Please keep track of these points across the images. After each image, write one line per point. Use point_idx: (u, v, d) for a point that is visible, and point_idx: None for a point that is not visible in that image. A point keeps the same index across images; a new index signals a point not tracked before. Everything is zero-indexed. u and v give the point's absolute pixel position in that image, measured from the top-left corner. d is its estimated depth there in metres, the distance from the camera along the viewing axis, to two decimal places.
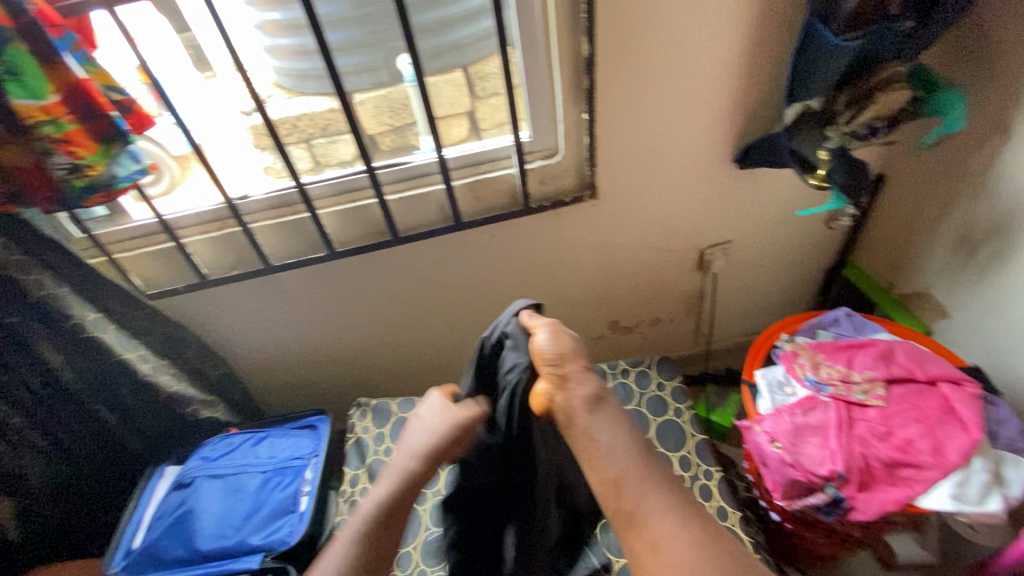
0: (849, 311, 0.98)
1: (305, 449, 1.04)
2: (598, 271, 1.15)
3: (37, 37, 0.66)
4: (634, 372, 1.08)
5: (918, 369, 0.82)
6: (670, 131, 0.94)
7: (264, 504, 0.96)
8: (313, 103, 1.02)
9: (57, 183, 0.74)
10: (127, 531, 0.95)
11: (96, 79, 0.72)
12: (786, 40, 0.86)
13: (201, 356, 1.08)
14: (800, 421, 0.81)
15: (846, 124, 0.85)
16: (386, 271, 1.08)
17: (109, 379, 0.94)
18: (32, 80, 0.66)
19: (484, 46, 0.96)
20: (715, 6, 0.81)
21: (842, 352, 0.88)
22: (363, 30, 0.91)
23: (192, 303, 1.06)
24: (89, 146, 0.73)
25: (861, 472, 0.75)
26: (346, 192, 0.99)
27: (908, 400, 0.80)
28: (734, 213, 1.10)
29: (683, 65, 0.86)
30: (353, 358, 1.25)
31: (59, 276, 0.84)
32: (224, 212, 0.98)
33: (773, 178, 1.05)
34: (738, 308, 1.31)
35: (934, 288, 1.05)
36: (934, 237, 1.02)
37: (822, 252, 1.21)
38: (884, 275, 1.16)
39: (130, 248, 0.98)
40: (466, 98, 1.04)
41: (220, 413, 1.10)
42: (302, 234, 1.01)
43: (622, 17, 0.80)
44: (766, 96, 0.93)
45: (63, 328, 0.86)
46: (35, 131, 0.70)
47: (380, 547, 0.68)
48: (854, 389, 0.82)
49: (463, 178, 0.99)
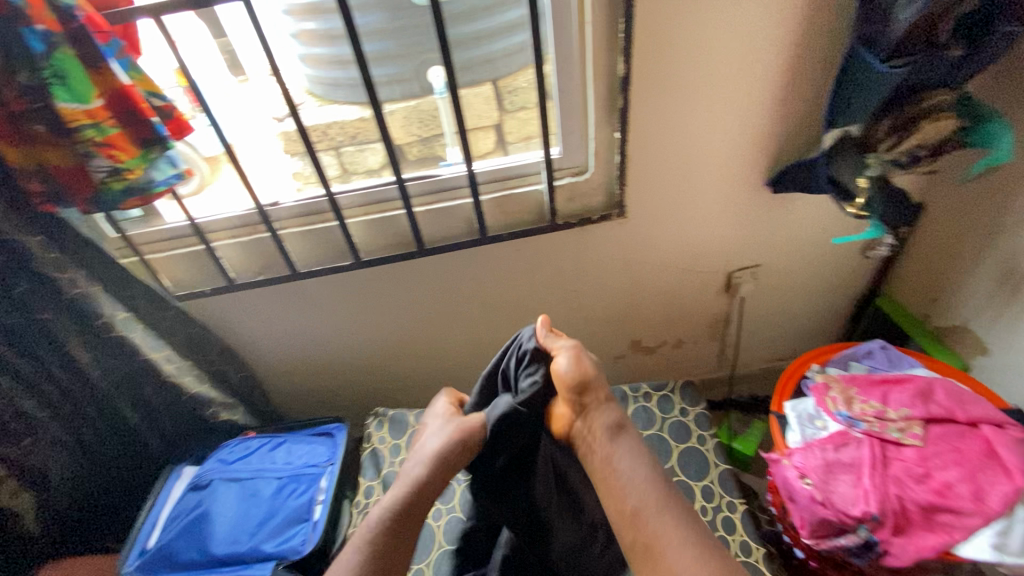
0: (884, 344, 0.95)
1: (321, 457, 1.04)
2: (623, 290, 1.14)
3: (86, 42, 0.67)
4: (656, 396, 1.06)
5: (958, 410, 0.79)
6: (703, 153, 0.93)
7: (278, 511, 0.95)
8: (343, 112, 1.05)
9: (96, 185, 0.76)
10: (142, 531, 0.95)
11: (139, 85, 0.74)
12: (827, 65, 0.85)
13: (224, 358, 1.10)
14: (831, 458, 0.79)
15: (886, 152, 0.83)
16: (410, 282, 1.08)
17: (134, 377, 0.95)
18: (77, 84, 0.68)
19: (516, 60, 0.98)
20: (755, 29, 0.80)
21: (877, 387, 0.86)
22: (399, 41, 0.92)
23: (217, 306, 1.07)
24: (130, 151, 0.75)
25: (897, 515, 0.72)
26: (374, 202, 1.00)
27: (948, 441, 0.77)
28: (765, 237, 1.08)
29: (720, 86, 0.85)
30: (372, 366, 1.25)
31: (90, 274, 0.86)
32: (254, 218, 0.99)
33: (806, 204, 1.03)
34: (764, 333, 1.28)
35: (974, 323, 1.01)
36: (974, 269, 0.98)
37: (855, 280, 1.18)
38: (919, 306, 1.12)
39: (162, 250, 1.00)
40: (495, 111, 1.05)
41: (239, 416, 1.11)
42: (329, 242, 1.02)
43: (659, 38, 0.79)
44: (804, 121, 0.91)
45: (92, 326, 0.87)
46: (78, 134, 0.71)
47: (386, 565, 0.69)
48: (889, 427, 0.80)
49: (491, 193, 0.99)
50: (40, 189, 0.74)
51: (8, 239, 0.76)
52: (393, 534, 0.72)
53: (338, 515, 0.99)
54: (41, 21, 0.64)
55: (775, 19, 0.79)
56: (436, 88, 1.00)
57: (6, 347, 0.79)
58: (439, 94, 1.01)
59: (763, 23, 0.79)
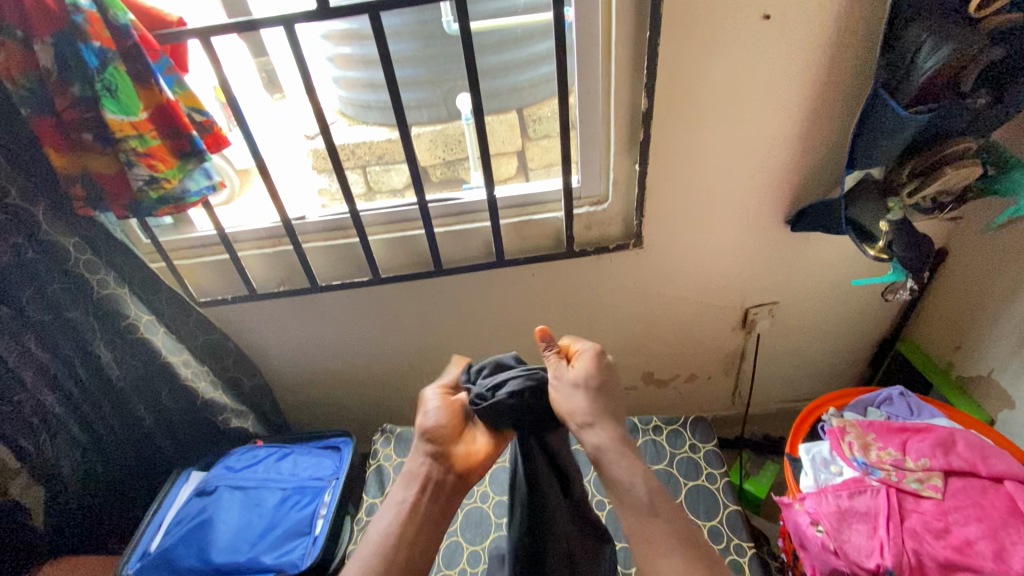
0: (904, 391, 0.92)
1: (326, 470, 1.03)
2: (637, 320, 1.14)
3: (137, 58, 0.72)
4: (666, 430, 1.04)
5: (980, 463, 0.76)
6: (721, 189, 0.94)
7: (280, 523, 0.95)
8: (371, 132, 1.09)
9: (133, 192, 0.79)
10: (146, 534, 0.96)
11: (182, 101, 0.78)
12: (848, 107, 0.85)
13: (239, 366, 1.11)
14: (845, 505, 0.77)
15: (908, 197, 0.83)
16: (425, 300, 1.09)
17: (153, 379, 0.97)
18: (124, 97, 0.72)
19: (542, 90, 1.01)
20: (777, 69, 0.81)
21: (896, 435, 0.84)
22: (429, 68, 0.96)
23: (237, 314, 1.10)
24: (168, 161, 0.78)
25: (914, 570, 0.70)
26: (396, 222, 1.02)
27: (968, 496, 0.74)
28: (784, 274, 1.07)
29: (741, 122, 0.86)
30: (383, 383, 1.25)
31: (118, 277, 0.89)
32: (278, 231, 1.02)
33: (826, 244, 1.02)
34: (780, 372, 1.25)
35: (1001, 375, 0.98)
36: (999, 320, 0.96)
37: (875, 323, 1.16)
38: (942, 353, 1.10)
39: (189, 257, 1.04)
40: (518, 139, 1.09)
41: (250, 424, 1.10)
42: (349, 257, 1.04)
43: (681, 76, 0.81)
44: (824, 161, 0.91)
45: (116, 326, 0.90)
46: (122, 143, 0.74)
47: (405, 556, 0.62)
48: (907, 476, 0.78)
49: (509, 218, 1.00)
50: (82, 193, 0.78)
51: (48, 239, 0.79)
52: (409, 542, 0.63)
53: (340, 531, 0.99)
54: (99, 39, 0.69)
55: (797, 61, 0.81)
56: (463, 114, 1.03)
57: (35, 343, 0.83)
58: (466, 119, 1.04)
59: (785, 64, 0.81)
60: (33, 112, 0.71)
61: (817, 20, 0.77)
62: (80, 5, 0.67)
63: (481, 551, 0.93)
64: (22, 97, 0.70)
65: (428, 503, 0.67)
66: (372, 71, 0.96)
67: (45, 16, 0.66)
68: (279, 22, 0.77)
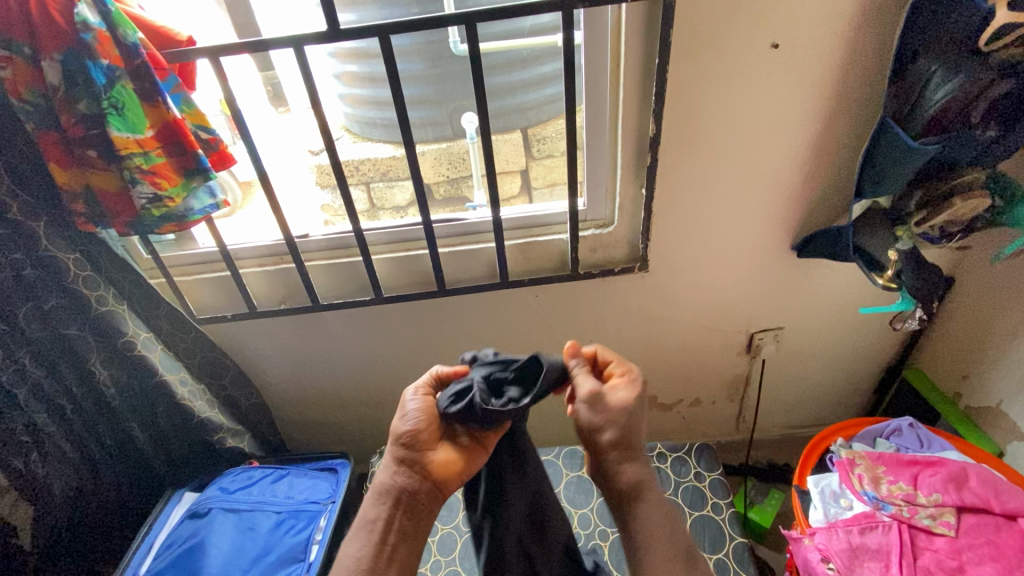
0: (913, 422, 0.90)
1: (322, 494, 1.01)
2: (641, 344, 1.12)
3: (145, 77, 0.71)
4: (670, 457, 1.03)
5: (994, 500, 0.74)
6: (727, 215, 0.94)
7: (274, 548, 0.93)
8: (375, 149, 1.08)
9: (137, 210, 0.78)
10: (135, 557, 0.94)
11: (189, 119, 0.77)
12: (856, 135, 0.85)
13: (236, 383, 1.10)
14: (856, 542, 0.75)
15: (917, 226, 0.82)
16: (426, 320, 1.08)
17: (148, 397, 0.95)
18: (132, 115, 0.71)
19: (548, 111, 1.01)
20: (787, 97, 0.81)
21: (906, 468, 0.81)
22: (436, 88, 0.96)
23: (236, 331, 1.08)
24: (172, 179, 0.77)
25: None
26: (400, 241, 1.01)
27: (981, 533, 0.73)
28: (789, 299, 1.06)
29: (748, 149, 0.86)
30: (382, 404, 1.23)
31: (118, 294, 0.88)
32: (281, 248, 1.01)
33: (832, 270, 1.02)
34: (784, 398, 1.24)
35: (1010, 407, 0.96)
36: (1007, 350, 0.95)
37: (882, 350, 1.15)
38: (948, 382, 1.08)
39: (190, 273, 1.03)
40: (522, 157, 1.09)
41: (246, 444, 1.07)
42: (352, 276, 1.03)
43: (689, 102, 0.81)
44: (831, 188, 0.91)
45: (114, 345, 0.88)
46: (126, 162, 0.73)
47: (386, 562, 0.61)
48: (919, 513, 0.76)
49: (514, 239, 1.00)
50: (84, 210, 0.78)
51: (47, 255, 0.78)
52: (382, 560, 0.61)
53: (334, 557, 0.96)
54: (107, 57, 0.68)
55: (806, 90, 0.81)
56: (468, 133, 1.03)
57: (30, 359, 0.81)
58: (471, 138, 1.04)
59: (793, 93, 0.81)
60: (37, 127, 0.71)
61: (827, 51, 0.78)
62: (89, 23, 0.67)
63: None
64: (27, 113, 0.70)
65: (404, 518, 0.63)
66: (378, 88, 0.96)
67: (54, 34, 0.66)
68: (289, 43, 0.77)
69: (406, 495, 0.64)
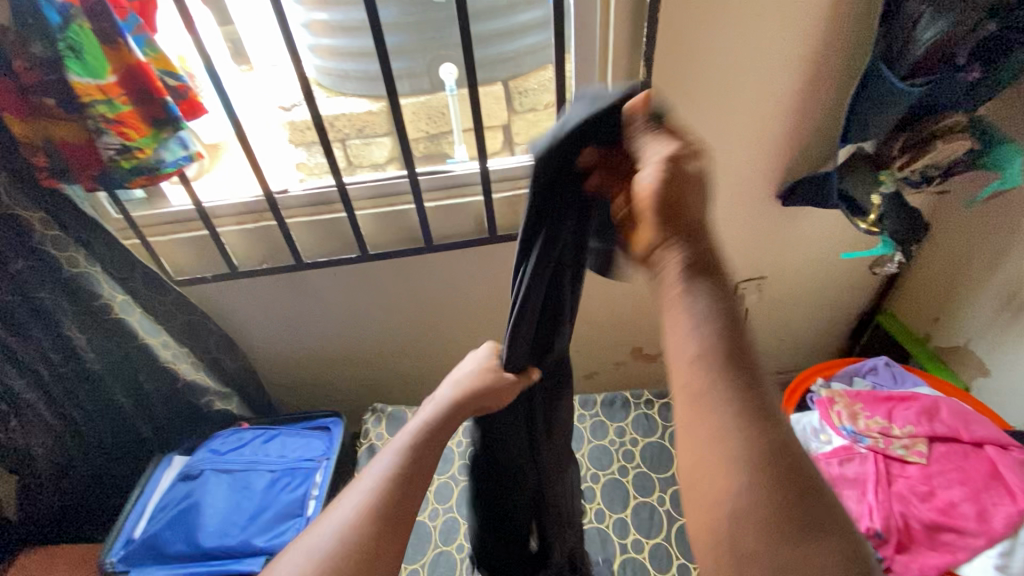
0: (888, 361, 0.94)
1: (316, 451, 1.02)
2: (627, 297, 1.13)
3: (104, 16, 0.65)
4: (657, 404, 1.06)
5: (963, 430, 0.78)
6: (715, 163, 0.93)
7: (270, 506, 0.93)
8: (351, 104, 1.05)
9: (104, 162, 0.74)
10: (129, 520, 0.93)
11: (154, 64, 0.72)
12: (845, 78, 0.85)
13: (220, 346, 1.07)
14: (836, 473, 0.79)
15: (900, 170, 0.84)
16: (414, 278, 1.07)
17: (128, 362, 0.93)
18: (91, 58, 0.66)
19: (531, 60, 0.97)
20: (777, 41, 0.80)
21: (883, 403, 0.85)
22: (415, 36, 0.92)
23: (216, 293, 1.05)
24: (141, 129, 0.73)
25: (900, 532, 0.73)
26: (383, 196, 0.98)
27: (951, 460, 0.77)
28: (773, 248, 1.08)
29: (737, 93, 0.85)
30: (371, 363, 1.23)
31: (89, 254, 0.84)
32: (260, 205, 0.97)
33: (814, 218, 1.04)
34: (764, 345, 1.28)
35: (975, 345, 1.02)
36: (976, 291, 0.99)
37: (857, 297, 1.19)
38: (918, 325, 1.13)
39: (163, 233, 0.98)
40: (504, 111, 1.07)
41: (233, 406, 1.07)
42: (336, 234, 1.00)
43: (680, 44, 0.79)
44: (819, 133, 0.91)
45: (89, 308, 0.85)
46: (90, 110, 0.69)
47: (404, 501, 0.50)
48: (894, 443, 0.80)
49: (503, 192, 0.98)
50: (46, 164, 0.73)
51: (9, 214, 0.74)
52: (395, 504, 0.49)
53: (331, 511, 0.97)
54: None
55: (797, 33, 0.80)
56: (448, 85, 1.00)
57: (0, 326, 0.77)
58: (450, 91, 1.01)
59: (784, 34, 0.79)
60: None
61: None
62: None
63: None
64: None
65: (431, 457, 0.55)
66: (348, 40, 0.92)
67: None
68: None
69: (438, 431, 0.57)
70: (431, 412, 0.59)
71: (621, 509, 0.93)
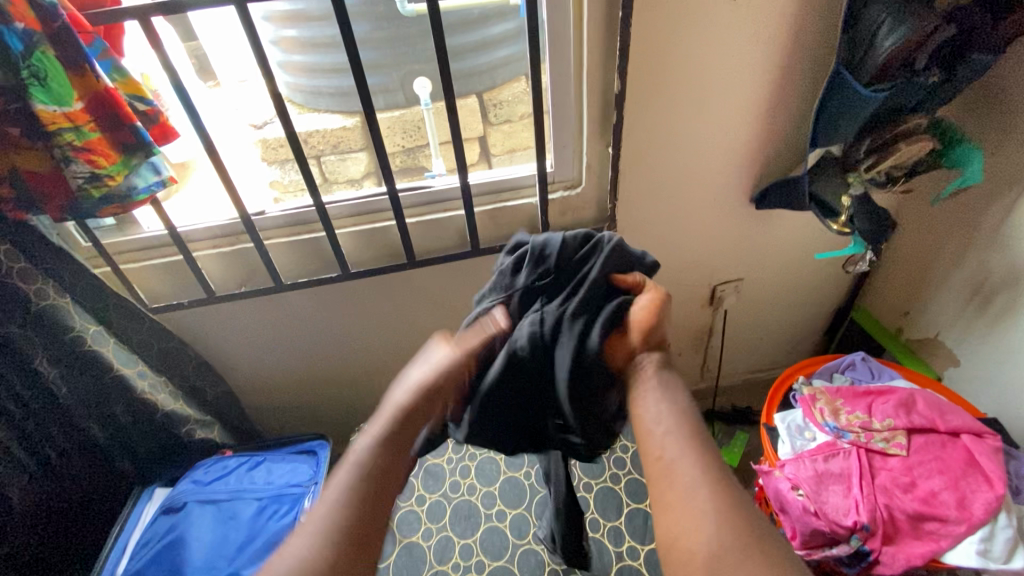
0: (865, 356, 0.97)
1: (303, 476, 0.99)
2: None
3: (67, 42, 0.64)
4: None
5: (939, 419, 0.81)
6: (690, 170, 0.96)
7: (259, 534, 0.91)
8: (323, 121, 1.04)
9: (73, 191, 0.71)
10: (108, 558, 0.90)
11: (123, 88, 0.71)
12: (811, 84, 0.88)
13: (200, 373, 1.05)
14: (822, 468, 0.81)
15: (866, 171, 0.87)
16: (397, 294, 1.06)
17: (103, 394, 0.90)
18: (56, 84, 0.64)
19: (504, 73, 0.98)
20: (744, 51, 0.83)
21: (861, 398, 0.88)
22: (389, 52, 0.92)
23: (194, 318, 1.02)
24: (110, 155, 0.71)
25: (886, 524, 0.74)
26: (363, 213, 0.98)
27: (930, 450, 0.79)
28: (750, 250, 1.10)
29: (708, 101, 0.87)
30: (356, 382, 1.21)
31: (60, 285, 0.81)
32: (237, 227, 0.95)
33: (787, 220, 1.06)
34: (745, 345, 1.30)
35: (946, 336, 1.05)
36: (944, 284, 1.03)
37: (832, 294, 1.22)
38: (890, 318, 1.17)
39: (136, 259, 0.96)
40: (479, 124, 1.08)
41: (216, 434, 1.05)
42: (316, 253, 0.99)
43: (652, 55, 0.81)
44: (789, 138, 0.94)
45: (60, 341, 0.82)
46: (56, 137, 0.67)
47: (368, 510, 0.53)
48: (875, 437, 0.82)
49: (483, 205, 0.98)
50: (10, 194, 0.70)
51: None
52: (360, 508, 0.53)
53: None
54: (22, 19, 0.60)
55: (764, 42, 0.82)
56: (421, 99, 1.00)
57: None
58: (425, 105, 1.01)
59: (751, 43, 0.82)
60: None
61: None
62: None
63: (474, 543, 0.92)
64: None
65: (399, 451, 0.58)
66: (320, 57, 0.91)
67: None
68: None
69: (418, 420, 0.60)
70: (403, 400, 0.60)
71: (615, 517, 0.93)
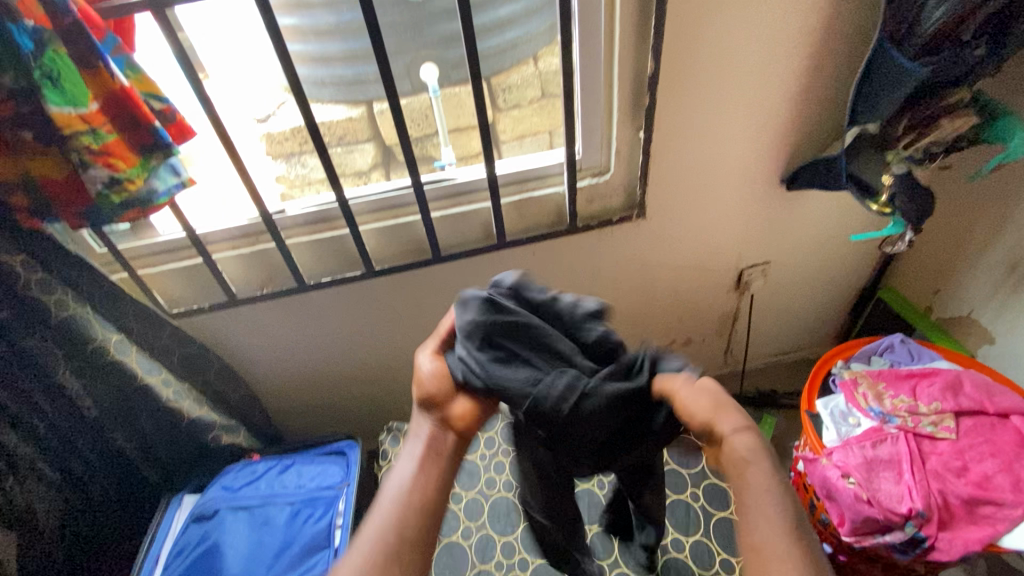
0: (904, 338, 0.96)
1: (334, 478, 0.98)
2: (636, 292, 1.12)
3: (79, 38, 0.60)
4: None
5: (988, 402, 0.81)
6: (722, 153, 0.93)
7: (295, 539, 0.89)
8: (330, 112, 1.02)
9: (91, 197, 0.69)
10: (143, 568, 0.89)
11: (137, 86, 0.66)
12: (850, 59, 0.85)
13: (222, 379, 1.02)
14: (870, 455, 0.80)
15: (905, 148, 0.84)
16: (422, 290, 1.03)
17: (128, 404, 0.88)
18: (70, 86, 0.61)
19: (521, 56, 0.94)
20: (783, 25, 0.79)
21: (905, 381, 0.87)
22: (395, 37, 0.88)
23: (214, 322, 1.00)
24: (129, 159, 0.67)
25: (941, 510, 0.74)
26: (386, 208, 0.95)
27: (980, 432, 0.79)
28: (779, 232, 1.08)
29: (743, 81, 0.84)
30: (379, 380, 1.19)
31: (79, 295, 0.78)
32: (257, 227, 0.92)
33: (818, 201, 1.04)
34: (769, 329, 1.29)
35: (980, 314, 1.04)
36: (978, 261, 1.02)
37: (858, 274, 1.21)
38: (920, 297, 1.16)
39: (152, 263, 0.93)
40: (490, 109, 1.04)
41: (242, 439, 1.02)
42: (339, 251, 0.96)
43: (688, 33, 0.77)
44: (824, 116, 0.91)
45: (83, 351, 0.80)
46: (71, 141, 0.64)
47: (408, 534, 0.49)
48: (922, 421, 0.81)
49: (509, 196, 0.95)
50: (23, 202, 0.67)
51: None
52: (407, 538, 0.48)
53: None
54: (32, 17, 0.57)
55: (803, 15, 0.78)
56: (429, 87, 0.96)
57: None
58: (433, 93, 0.97)
59: (790, 17, 0.78)
60: None
61: None
62: None
63: (514, 540, 0.91)
64: None
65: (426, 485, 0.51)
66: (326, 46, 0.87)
67: None
68: None
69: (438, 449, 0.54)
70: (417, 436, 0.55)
71: (654, 508, 0.92)
